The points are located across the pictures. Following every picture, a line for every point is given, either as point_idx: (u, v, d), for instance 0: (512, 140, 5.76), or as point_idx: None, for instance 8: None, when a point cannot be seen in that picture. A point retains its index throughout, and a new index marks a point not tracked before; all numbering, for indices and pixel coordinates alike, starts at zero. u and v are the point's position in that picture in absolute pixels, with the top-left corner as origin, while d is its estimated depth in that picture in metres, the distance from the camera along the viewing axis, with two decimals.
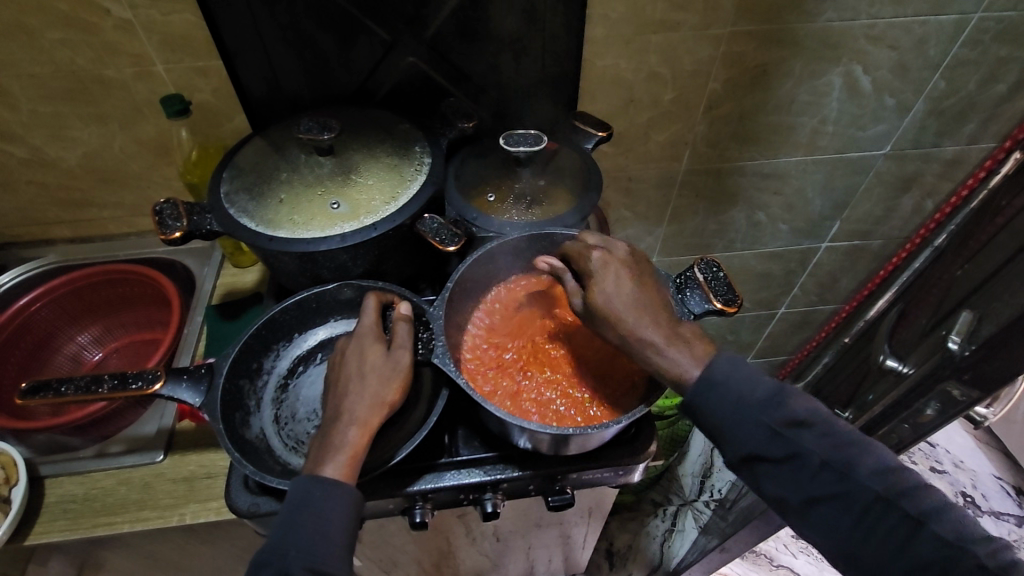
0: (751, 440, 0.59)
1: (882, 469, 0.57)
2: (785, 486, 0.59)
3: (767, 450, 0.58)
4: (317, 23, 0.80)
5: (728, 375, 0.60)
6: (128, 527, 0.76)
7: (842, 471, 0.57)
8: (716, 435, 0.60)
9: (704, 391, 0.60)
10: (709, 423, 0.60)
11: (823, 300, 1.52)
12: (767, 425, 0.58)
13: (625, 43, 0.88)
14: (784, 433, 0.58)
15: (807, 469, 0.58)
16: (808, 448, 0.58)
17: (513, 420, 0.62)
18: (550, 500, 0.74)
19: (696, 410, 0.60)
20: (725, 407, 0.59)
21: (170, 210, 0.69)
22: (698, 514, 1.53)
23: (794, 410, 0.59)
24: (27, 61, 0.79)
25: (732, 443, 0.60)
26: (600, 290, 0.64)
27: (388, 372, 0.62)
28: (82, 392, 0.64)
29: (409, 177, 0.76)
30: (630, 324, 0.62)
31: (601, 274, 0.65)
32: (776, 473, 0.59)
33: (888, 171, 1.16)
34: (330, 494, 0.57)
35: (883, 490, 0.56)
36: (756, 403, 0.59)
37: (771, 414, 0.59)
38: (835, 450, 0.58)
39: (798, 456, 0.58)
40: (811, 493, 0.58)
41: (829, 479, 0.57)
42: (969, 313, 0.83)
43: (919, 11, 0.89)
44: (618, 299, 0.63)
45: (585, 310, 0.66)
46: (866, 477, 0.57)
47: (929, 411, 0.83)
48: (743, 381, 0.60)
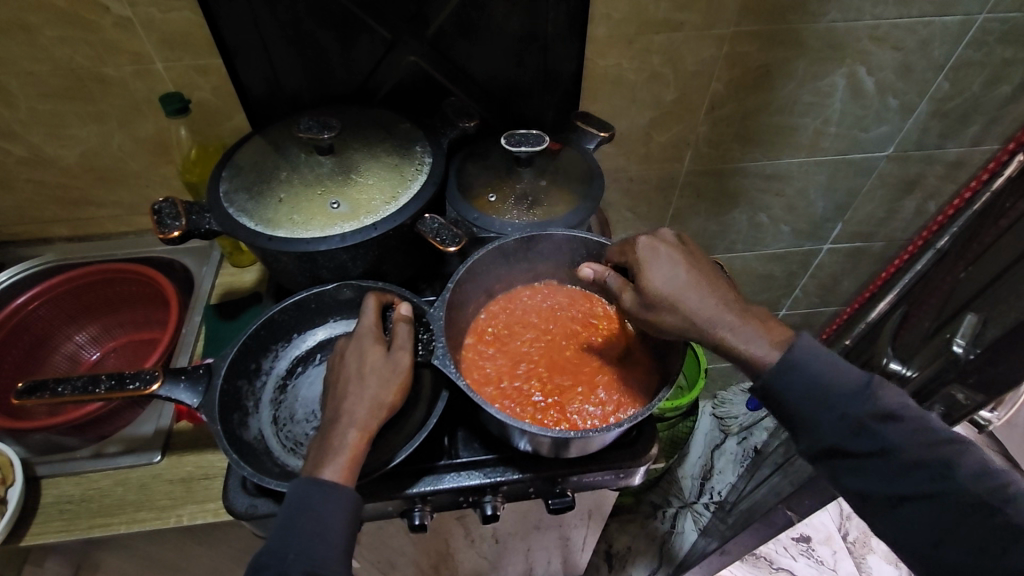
0: (836, 433, 0.58)
1: (982, 470, 0.55)
2: (872, 482, 0.57)
3: (853, 444, 0.57)
4: (319, 21, 0.80)
5: (812, 363, 0.59)
6: (125, 528, 0.76)
7: (937, 469, 0.55)
8: (798, 425, 0.60)
9: (782, 375, 0.59)
10: (785, 410, 0.60)
11: (824, 302, 1.51)
12: (854, 420, 0.57)
13: (628, 43, 0.87)
14: (873, 427, 0.57)
15: (898, 465, 0.56)
16: (899, 445, 0.56)
17: (513, 423, 0.61)
18: (550, 502, 0.73)
19: (776, 398, 0.60)
20: (807, 397, 0.58)
21: (169, 209, 0.69)
22: (699, 516, 1.56)
23: (887, 404, 0.57)
24: (25, 58, 0.79)
25: (814, 436, 0.59)
26: (655, 276, 0.63)
27: (387, 374, 0.61)
28: (79, 392, 0.64)
29: (410, 176, 0.75)
30: (695, 308, 0.61)
31: (656, 260, 0.64)
32: (864, 468, 0.58)
33: (891, 173, 1.16)
34: (329, 497, 0.56)
35: (979, 492, 0.54)
36: (844, 394, 0.58)
37: (861, 407, 0.57)
38: (929, 448, 0.56)
39: (888, 453, 0.56)
40: (898, 491, 0.56)
41: (920, 479, 0.55)
42: (973, 316, 0.83)
43: (923, 12, 0.89)
44: (677, 281, 0.62)
45: (642, 304, 0.64)
46: (964, 479, 0.54)
47: (932, 414, 0.83)
48: (829, 369, 0.59)
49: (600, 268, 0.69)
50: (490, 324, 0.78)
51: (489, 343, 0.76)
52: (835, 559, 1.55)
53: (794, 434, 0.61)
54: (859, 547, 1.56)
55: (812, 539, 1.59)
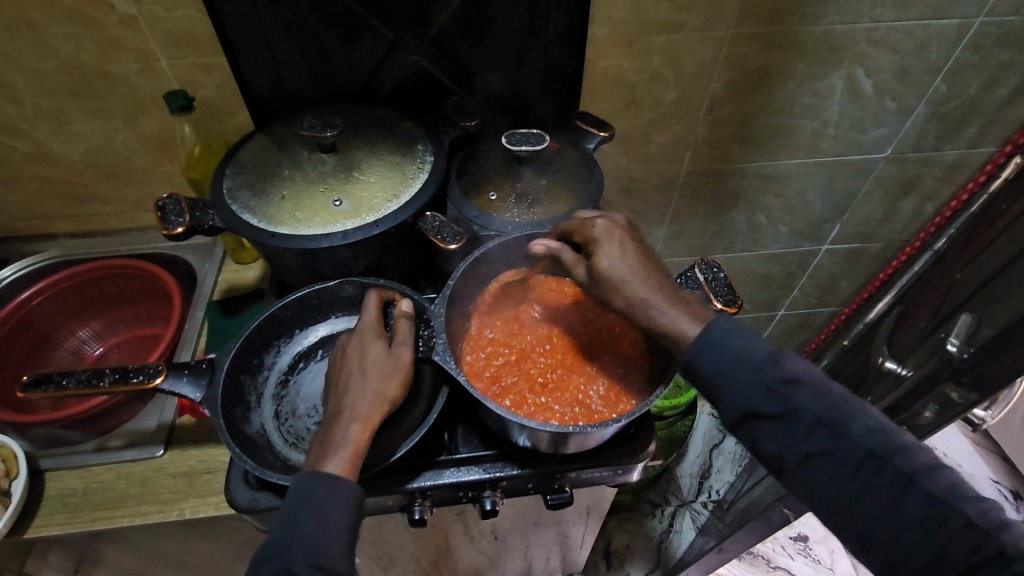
0: (747, 398, 0.57)
1: (879, 427, 0.54)
2: (778, 445, 0.56)
3: (763, 406, 0.57)
4: (322, 21, 0.80)
5: (728, 336, 0.60)
6: (127, 521, 0.77)
7: (835, 426, 0.54)
8: (716, 393, 0.59)
9: (702, 350, 0.60)
10: (705, 381, 0.60)
11: (823, 303, 1.52)
12: (764, 384, 0.57)
13: (628, 44, 0.88)
14: (780, 389, 0.56)
15: (800, 425, 0.55)
16: (803, 406, 0.56)
17: (513, 418, 0.62)
18: (549, 498, 0.74)
19: (695, 370, 0.60)
20: (722, 367, 0.59)
21: (172, 205, 0.70)
22: (697, 515, 1.58)
23: (791, 370, 0.57)
24: (32, 55, 0.80)
25: (731, 402, 0.58)
26: (605, 257, 0.66)
27: (389, 369, 0.62)
28: (83, 385, 0.64)
29: (412, 175, 0.76)
30: (638, 289, 0.64)
31: (606, 243, 0.67)
32: (773, 431, 0.57)
33: (888, 175, 1.17)
34: (332, 490, 0.57)
35: (874, 444, 0.53)
36: (753, 365, 0.58)
37: (767, 372, 0.57)
38: (829, 408, 0.55)
39: (792, 414, 0.56)
40: (806, 449, 0.55)
41: (821, 436, 0.55)
42: (967, 316, 0.84)
43: (921, 15, 0.90)
44: (623, 264, 0.66)
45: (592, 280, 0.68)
46: (861, 435, 0.54)
47: (927, 412, 0.85)
48: (742, 342, 0.59)
49: (551, 242, 0.71)
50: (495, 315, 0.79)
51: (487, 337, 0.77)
52: (832, 558, 1.56)
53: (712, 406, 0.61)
54: None
55: (809, 539, 1.59)
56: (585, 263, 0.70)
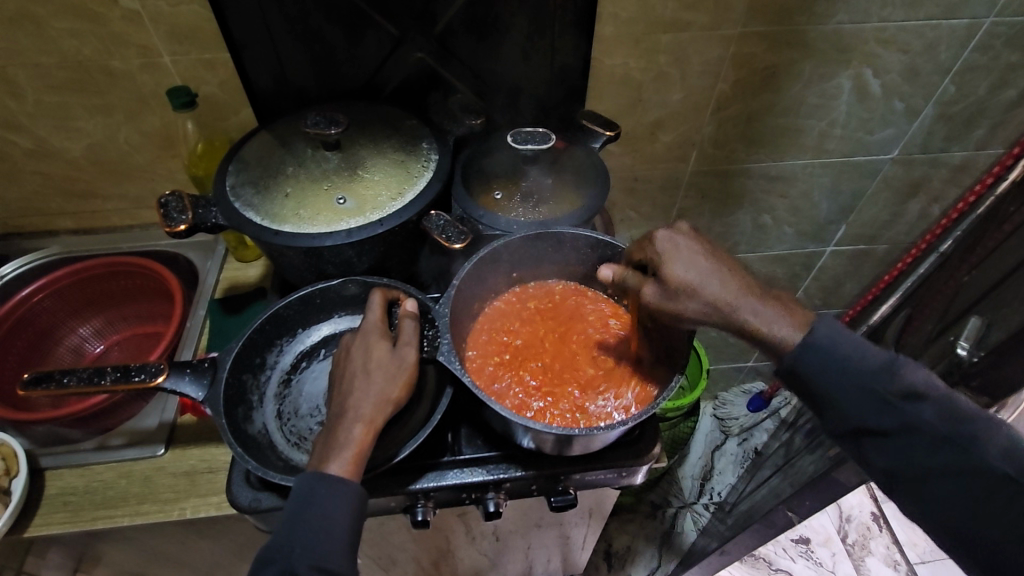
0: (864, 411, 0.56)
1: (1007, 448, 0.54)
2: (897, 460, 0.56)
3: (878, 421, 0.56)
4: (327, 17, 0.80)
5: (835, 342, 0.58)
6: (128, 520, 0.76)
7: (963, 445, 0.54)
8: (825, 403, 0.58)
9: (806, 359, 0.58)
10: (811, 390, 0.59)
11: (827, 304, 1.52)
12: (882, 396, 0.56)
13: (635, 42, 0.87)
14: (898, 405, 0.56)
15: (921, 442, 0.55)
16: (923, 422, 0.55)
17: (518, 421, 0.61)
18: (553, 500, 0.73)
19: (803, 380, 0.59)
20: (833, 376, 0.57)
21: (175, 203, 0.69)
22: (698, 517, 1.57)
23: (910, 382, 0.56)
24: (34, 50, 0.79)
25: (839, 415, 0.58)
26: (677, 268, 0.61)
27: (394, 369, 0.61)
28: (84, 384, 0.64)
29: (416, 173, 0.75)
30: (718, 292, 0.60)
31: (677, 252, 0.62)
32: (891, 445, 0.56)
33: (895, 176, 1.16)
34: (335, 491, 0.56)
35: (1008, 469, 0.53)
36: (866, 376, 0.57)
37: (887, 384, 0.56)
38: (956, 426, 0.55)
39: (911, 430, 0.55)
40: (926, 467, 0.55)
41: (944, 456, 0.54)
42: (978, 318, 0.83)
43: (930, 15, 0.89)
44: (697, 270, 0.61)
45: (664, 296, 0.62)
46: (989, 456, 0.54)
47: None
48: (854, 349, 0.58)
49: (617, 268, 0.67)
50: (498, 316, 0.79)
51: (492, 339, 0.77)
52: (834, 561, 1.55)
53: (818, 414, 0.60)
54: (858, 549, 1.56)
55: (811, 542, 1.59)
56: (651, 282, 0.63)
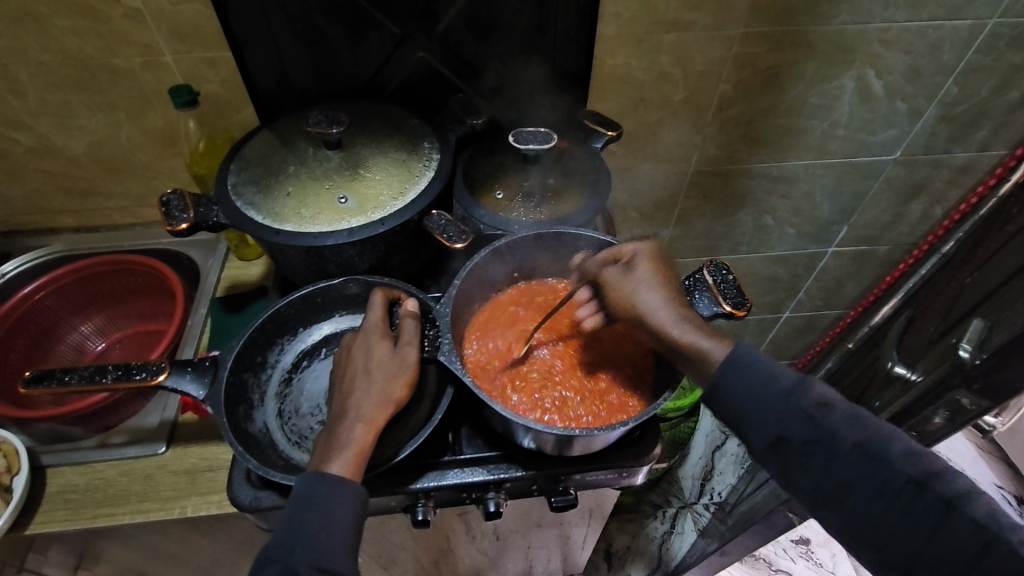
0: (780, 423, 0.58)
1: (913, 450, 0.55)
2: (812, 471, 0.57)
3: (796, 435, 0.58)
4: (328, 16, 0.80)
5: (755, 361, 0.61)
6: (129, 519, 0.76)
7: (872, 452, 0.55)
8: (743, 420, 0.61)
9: (727, 372, 0.61)
10: (733, 409, 0.61)
11: (828, 305, 1.51)
12: (798, 409, 0.58)
13: (637, 42, 0.87)
14: (813, 416, 0.57)
15: (835, 451, 0.56)
16: (837, 432, 0.56)
17: (519, 420, 0.61)
18: (553, 500, 0.73)
19: (725, 397, 0.61)
20: (749, 391, 0.60)
21: (176, 202, 0.69)
22: (699, 517, 1.56)
23: (821, 394, 0.59)
24: (36, 48, 0.79)
25: (761, 430, 0.59)
26: (642, 265, 0.67)
27: (395, 369, 0.61)
28: (85, 382, 0.64)
29: (418, 172, 0.75)
30: (668, 298, 0.65)
31: (642, 253, 0.68)
32: (807, 457, 0.57)
33: (897, 177, 1.16)
34: (336, 491, 0.56)
35: (913, 472, 0.54)
36: (784, 392, 0.59)
37: (801, 398, 0.58)
38: (865, 434, 0.56)
39: (826, 440, 0.56)
40: (842, 477, 0.56)
41: (857, 463, 0.55)
42: (979, 321, 0.82)
43: (933, 16, 0.89)
44: (660, 271, 0.67)
45: (622, 277, 0.67)
46: (896, 460, 0.55)
47: (937, 418, 0.85)
48: (769, 367, 0.60)
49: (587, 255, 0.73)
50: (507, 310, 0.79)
51: (502, 324, 0.78)
52: (834, 561, 1.55)
53: (740, 435, 0.62)
54: None
55: (811, 542, 1.59)
56: (614, 265, 0.69)
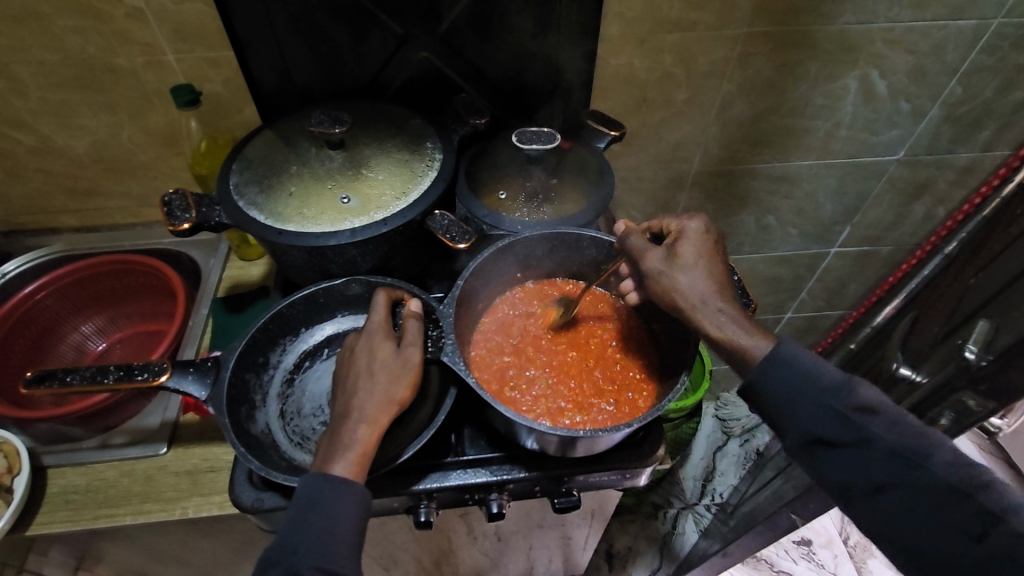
0: (820, 424, 0.58)
1: (954, 460, 0.56)
2: (851, 474, 0.57)
3: (835, 435, 0.57)
4: (331, 15, 0.79)
5: (797, 358, 0.60)
6: (131, 519, 0.76)
7: (914, 459, 0.56)
8: (780, 417, 0.60)
9: (768, 366, 0.59)
10: (771, 403, 0.60)
11: (830, 306, 1.51)
12: (839, 411, 0.57)
13: (640, 42, 0.87)
14: (854, 419, 0.57)
15: (875, 456, 0.56)
16: (878, 436, 0.57)
17: (523, 421, 0.61)
18: (556, 501, 0.73)
19: (761, 391, 0.60)
20: (789, 387, 0.59)
21: (179, 201, 0.68)
22: (701, 518, 1.56)
23: (864, 397, 0.58)
24: (38, 47, 0.79)
25: (800, 427, 0.59)
26: (687, 252, 0.65)
27: (398, 370, 0.61)
28: (87, 382, 0.64)
29: (420, 172, 0.75)
30: (712, 288, 0.62)
31: (690, 238, 0.66)
32: (846, 460, 0.57)
33: (900, 177, 1.15)
34: (339, 492, 0.56)
35: (955, 480, 0.54)
36: (827, 391, 0.58)
37: (843, 399, 0.58)
38: (906, 441, 0.56)
39: (867, 444, 0.57)
40: (881, 480, 0.56)
41: (898, 469, 0.56)
42: (985, 322, 0.82)
43: (937, 16, 0.88)
44: (705, 260, 0.64)
45: (665, 265, 0.65)
46: (939, 469, 0.55)
47: (943, 420, 0.86)
48: (812, 365, 0.60)
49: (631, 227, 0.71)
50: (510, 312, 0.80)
51: (514, 327, 0.78)
52: (836, 562, 1.55)
53: (775, 431, 0.62)
54: (860, 552, 1.56)
55: (813, 543, 1.58)
56: (659, 250, 0.66)
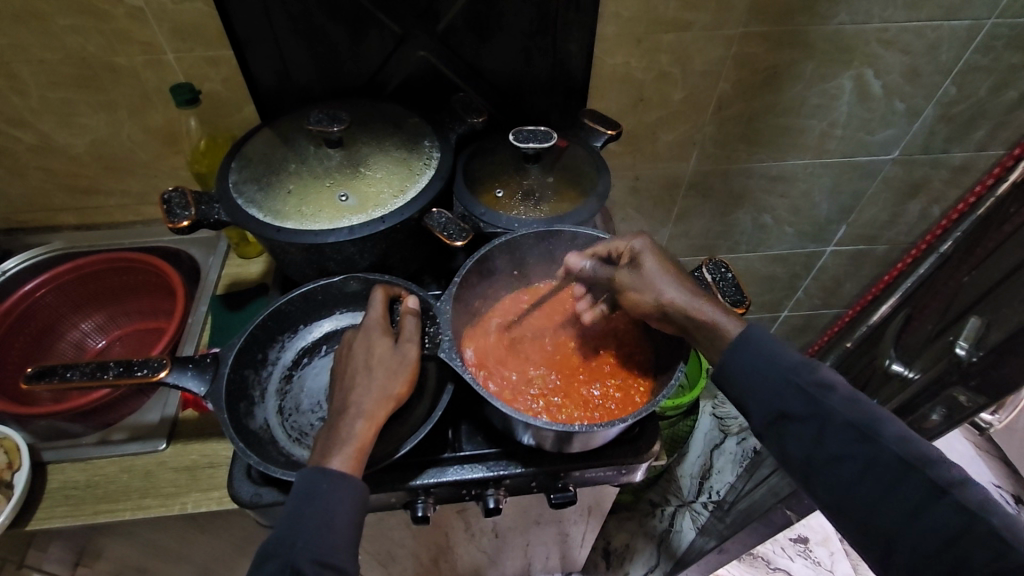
0: (778, 398, 0.59)
1: (910, 437, 0.55)
2: (806, 446, 0.57)
3: (792, 407, 0.58)
4: (329, 15, 0.80)
5: (762, 341, 0.61)
6: (130, 515, 0.76)
7: (866, 432, 0.55)
8: (743, 393, 0.61)
9: (730, 348, 0.61)
10: (736, 386, 0.62)
11: (827, 304, 1.52)
12: (794, 385, 0.58)
13: (637, 42, 0.88)
14: (810, 392, 0.58)
15: (828, 427, 0.56)
16: (832, 409, 0.56)
17: (518, 416, 0.61)
18: (552, 497, 0.74)
19: (728, 372, 0.62)
20: (751, 364, 0.61)
21: (178, 199, 0.69)
22: (697, 515, 1.57)
23: (823, 376, 0.59)
24: (37, 46, 0.79)
25: (761, 403, 0.60)
26: (648, 261, 0.68)
27: (395, 365, 0.61)
28: (87, 378, 0.64)
29: (418, 171, 0.76)
30: (675, 285, 0.65)
31: (644, 251, 0.68)
32: (802, 433, 0.57)
33: (895, 176, 1.16)
34: (338, 486, 0.56)
35: (905, 454, 0.53)
36: (788, 368, 0.59)
37: (800, 375, 0.59)
38: (860, 415, 0.56)
39: (822, 416, 0.57)
40: (834, 451, 0.55)
41: (850, 441, 0.55)
42: (977, 319, 0.83)
43: (931, 16, 0.89)
44: (665, 268, 0.67)
45: (632, 278, 0.68)
46: (890, 442, 0.54)
47: (934, 416, 0.85)
48: (776, 346, 0.61)
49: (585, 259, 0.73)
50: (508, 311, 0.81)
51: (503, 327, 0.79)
52: (832, 560, 1.55)
53: (743, 412, 0.63)
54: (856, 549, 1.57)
55: (809, 541, 1.59)
56: (623, 268, 0.69)
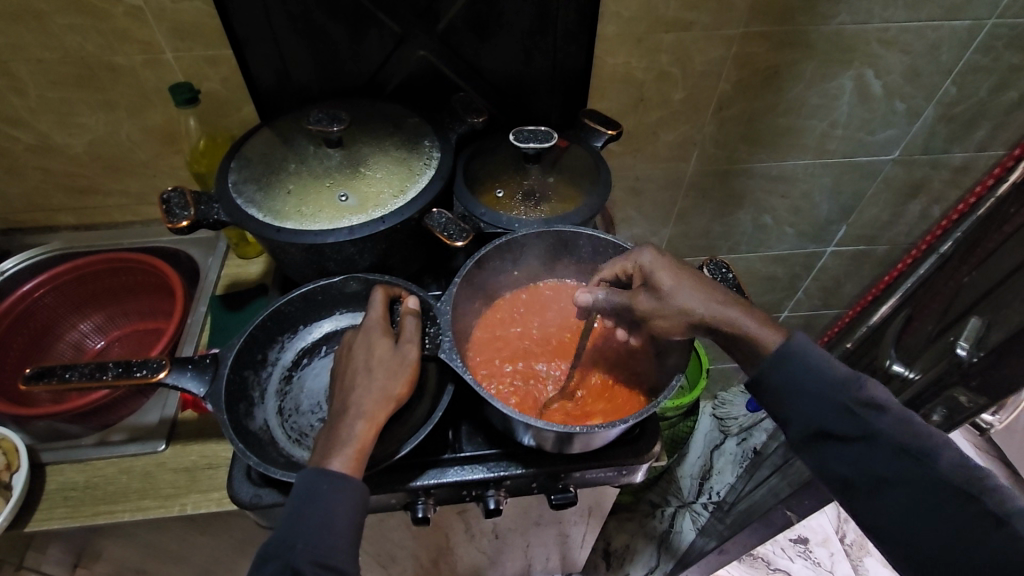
0: (826, 418, 0.59)
1: (963, 462, 0.55)
2: (850, 466, 0.58)
3: (840, 428, 0.58)
4: (329, 14, 0.80)
5: (807, 355, 0.61)
6: (129, 516, 0.76)
7: (918, 457, 0.56)
8: (784, 408, 0.62)
9: (776, 363, 0.61)
10: (780, 401, 0.62)
11: (827, 305, 1.52)
12: (843, 405, 0.58)
13: (637, 41, 0.87)
14: (859, 413, 0.58)
15: (878, 449, 0.57)
16: (883, 431, 0.57)
17: (519, 417, 0.61)
18: (553, 498, 0.74)
19: (770, 388, 0.62)
20: (798, 379, 0.60)
21: (178, 199, 0.69)
22: (697, 516, 1.57)
23: (873, 394, 0.58)
24: (36, 45, 0.79)
25: (805, 420, 0.60)
26: (666, 277, 0.64)
27: (395, 366, 0.61)
28: (86, 378, 0.63)
29: (418, 170, 0.75)
30: (703, 301, 0.62)
31: (658, 265, 0.65)
32: (848, 453, 0.58)
33: (895, 177, 1.16)
34: (338, 487, 0.56)
35: (960, 481, 0.54)
36: (836, 384, 0.59)
37: (849, 393, 0.58)
38: (913, 438, 0.56)
39: (873, 438, 0.57)
40: (879, 473, 0.57)
41: (902, 465, 0.56)
42: (976, 320, 0.82)
43: (932, 16, 0.89)
44: (686, 286, 0.63)
45: (656, 302, 0.64)
46: (944, 467, 0.55)
47: (935, 417, 0.85)
48: (823, 359, 0.60)
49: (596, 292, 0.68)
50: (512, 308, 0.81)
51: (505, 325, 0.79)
52: (832, 561, 1.55)
53: (780, 424, 0.63)
54: (856, 549, 1.57)
55: (810, 541, 1.59)
56: (642, 292, 0.66)
